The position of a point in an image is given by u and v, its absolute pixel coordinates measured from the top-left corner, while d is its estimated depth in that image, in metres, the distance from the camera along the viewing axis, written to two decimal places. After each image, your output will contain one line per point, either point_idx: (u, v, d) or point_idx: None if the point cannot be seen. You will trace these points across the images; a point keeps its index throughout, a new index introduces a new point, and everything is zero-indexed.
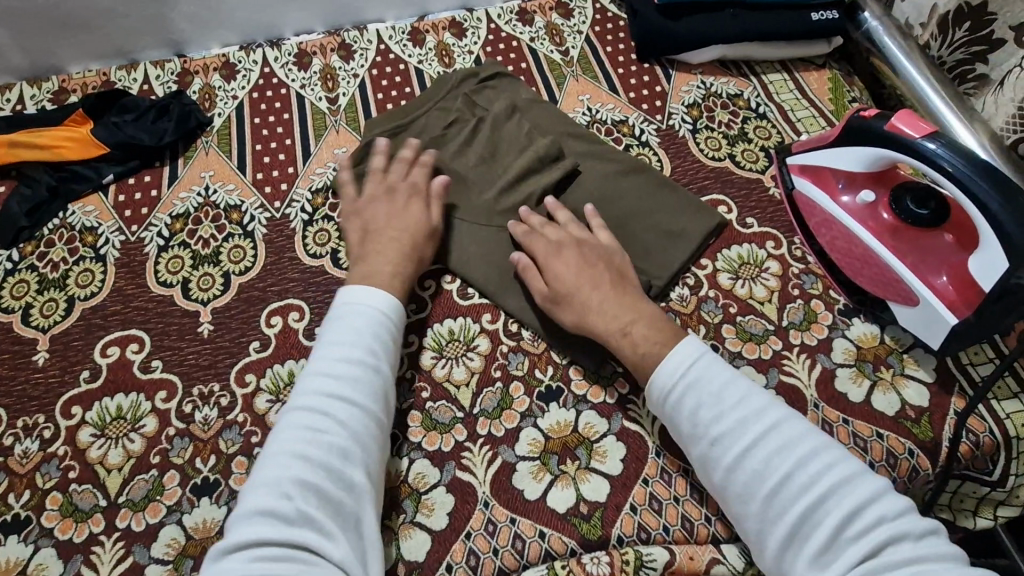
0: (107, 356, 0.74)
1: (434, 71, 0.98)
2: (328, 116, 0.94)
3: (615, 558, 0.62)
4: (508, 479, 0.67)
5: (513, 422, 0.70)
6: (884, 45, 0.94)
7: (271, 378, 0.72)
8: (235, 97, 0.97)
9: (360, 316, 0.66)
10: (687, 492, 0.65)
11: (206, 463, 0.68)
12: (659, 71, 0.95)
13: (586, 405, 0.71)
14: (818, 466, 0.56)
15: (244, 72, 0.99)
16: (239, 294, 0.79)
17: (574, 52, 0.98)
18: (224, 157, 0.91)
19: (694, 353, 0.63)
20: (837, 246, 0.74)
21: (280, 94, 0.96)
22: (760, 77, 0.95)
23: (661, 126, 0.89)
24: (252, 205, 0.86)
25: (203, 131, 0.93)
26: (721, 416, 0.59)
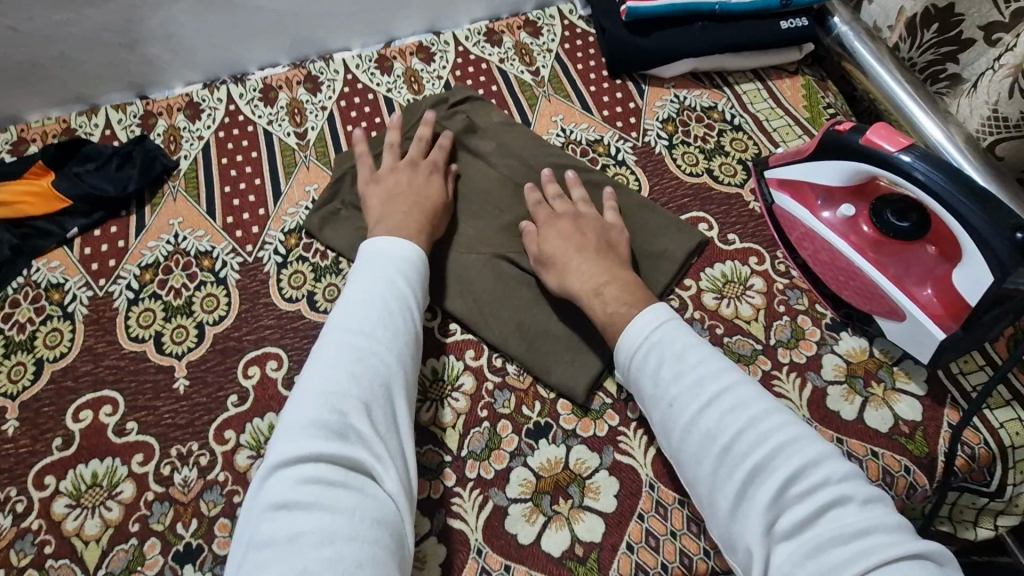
0: (79, 421, 0.72)
1: (403, 98, 0.97)
2: (297, 152, 0.92)
3: None
4: (500, 524, 0.64)
5: (502, 462, 0.68)
6: (854, 50, 0.92)
7: (251, 434, 0.70)
8: (201, 138, 0.95)
9: (391, 267, 0.65)
10: (684, 526, 0.64)
11: (188, 528, 0.65)
12: (631, 87, 0.95)
13: (576, 440, 0.69)
14: (769, 426, 0.54)
15: (208, 110, 0.97)
16: (214, 345, 0.76)
17: (544, 72, 0.98)
18: (193, 202, 0.88)
19: (661, 318, 0.63)
20: (821, 260, 0.74)
21: (247, 132, 0.95)
22: (732, 88, 0.95)
23: (637, 143, 0.90)
24: (223, 250, 0.84)
25: (170, 176, 0.91)
26: (680, 376, 0.59)
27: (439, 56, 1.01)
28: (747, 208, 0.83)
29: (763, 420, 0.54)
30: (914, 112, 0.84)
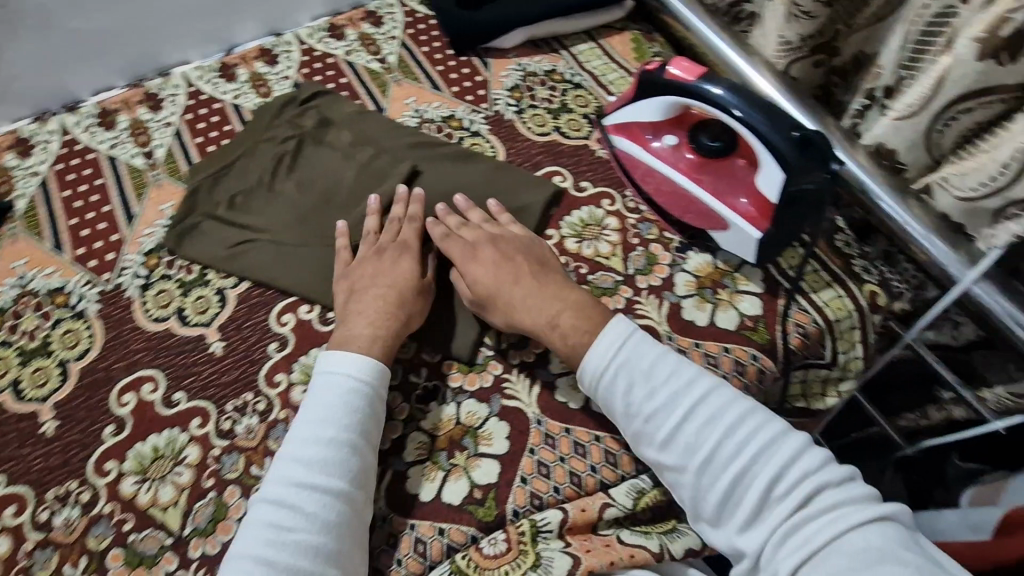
0: None
1: (250, 102, 0.82)
2: (147, 172, 0.76)
3: (512, 535, 0.60)
4: (401, 487, 0.64)
5: (395, 432, 0.66)
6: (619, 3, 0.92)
7: (134, 458, 0.59)
8: (38, 173, 0.76)
9: (333, 387, 0.57)
10: (572, 451, 0.66)
11: (76, 569, 0.54)
12: (476, 62, 0.89)
13: (466, 394, 0.69)
14: (749, 433, 0.51)
15: (41, 143, 0.78)
16: (80, 381, 0.62)
17: (392, 59, 0.88)
18: (41, 241, 0.71)
19: (627, 333, 0.58)
20: (659, 191, 0.77)
21: (87, 160, 0.76)
22: (569, 49, 0.91)
23: (488, 113, 0.84)
24: (79, 281, 0.68)
25: (2, 218, 0.72)
26: (653, 392, 0.55)
27: (284, 56, 0.87)
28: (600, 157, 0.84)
29: (741, 426, 0.52)
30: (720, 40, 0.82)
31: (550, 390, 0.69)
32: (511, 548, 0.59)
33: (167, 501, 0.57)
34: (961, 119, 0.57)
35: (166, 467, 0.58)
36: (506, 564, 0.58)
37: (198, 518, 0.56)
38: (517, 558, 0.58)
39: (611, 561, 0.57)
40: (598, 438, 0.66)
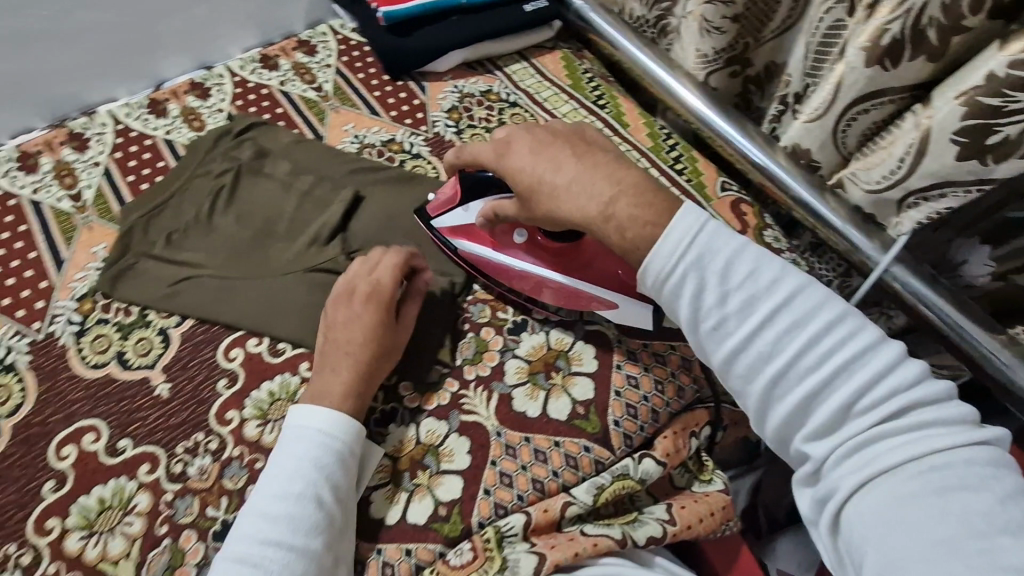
0: (64, 459, 0.63)
1: (299, 90, 0.94)
2: (75, 214, 0.79)
3: (476, 544, 0.57)
4: (366, 513, 0.61)
5: None
6: (594, 22, 0.96)
7: (80, 512, 0.60)
8: (97, 164, 0.84)
9: (305, 441, 0.56)
10: (533, 458, 0.64)
11: None
12: (413, 86, 0.94)
13: (424, 414, 0.67)
14: (830, 339, 0.48)
15: (96, 137, 0.87)
16: (14, 438, 0.63)
17: (327, 87, 0.94)
18: (112, 225, 0.78)
19: (697, 224, 0.52)
20: (518, 284, 0.71)
21: (146, 146, 0.86)
22: (502, 71, 0.97)
23: (428, 135, 0.90)
24: (5, 335, 0.70)
25: (77, 209, 0.80)
26: (726, 296, 0.51)
27: (321, 47, 0.98)
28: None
29: (821, 335, 0.48)
30: (675, 84, 0.88)
31: (510, 399, 0.68)
32: (478, 557, 0.56)
33: (117, 555, 0.58)
34: (860, 120, 0.69)
35: (115, 518, 0.60)
36: (474, 572, 0.55)
37: (154, 567, 0.58)
38: (484, 564, 0.56)
39: (576, 552, 0.55)
40: (559, 443, 0.65)
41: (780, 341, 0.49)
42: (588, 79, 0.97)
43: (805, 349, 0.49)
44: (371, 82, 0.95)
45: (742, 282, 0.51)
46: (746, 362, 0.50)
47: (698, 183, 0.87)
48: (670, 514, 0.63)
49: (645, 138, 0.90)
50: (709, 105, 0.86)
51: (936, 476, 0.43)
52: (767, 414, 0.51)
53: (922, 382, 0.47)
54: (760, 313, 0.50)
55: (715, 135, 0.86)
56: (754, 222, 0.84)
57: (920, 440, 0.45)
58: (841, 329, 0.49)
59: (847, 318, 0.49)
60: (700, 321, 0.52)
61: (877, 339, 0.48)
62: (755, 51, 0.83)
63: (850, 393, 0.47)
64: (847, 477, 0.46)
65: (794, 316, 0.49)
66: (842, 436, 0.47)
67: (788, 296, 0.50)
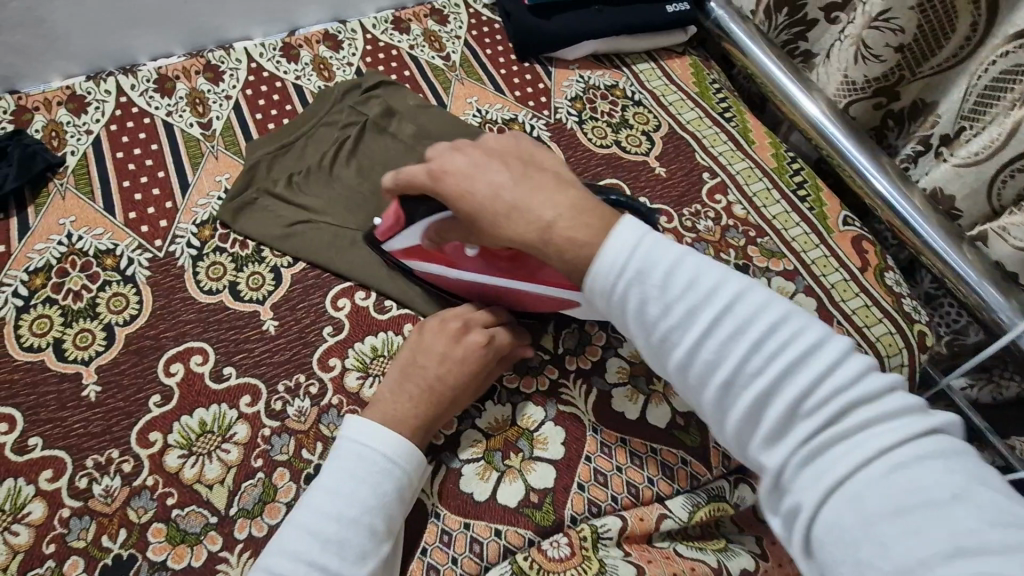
0: (172, 375, 0.63)
1: (427, 56, 0.93)
2: (203, 142, 0.81)
3: (573, 539, 0.57)
4: (456, 485, 0.60)
5: (451, 428, 0.63)
6: (732, 32, 0.92)
7: (180, 431, 0.60)
8: (229, 97, 0.85)
9: (364, 463, 0.52)
10: (629, 461, 0.62)
11: (115, 540, 0.55)
12: (539, 69, 0.93)
13: (521, 396, 0.66)
14: (782, 339, 0.40)
15: (229, 71, 0.88)
16: (127, 346, 0.65)
17: (454, 58, 0.93)
18: (237, 158, 0.80)
19: (634, 238, 0.45)
20: (482, 293, 0.66)
21: (276, 88, 0.87)
22: (630, 68, 0.95)
23: (549, 121, 0.88)
24: (128, 247, 0.71)
25: (205, 137, 0.81)
26: (669, 308, 0.44)
27: (453, 18, 0.98)
28: (690, 150, 0.86)
29: (769, 335, 0.40)
30: (811, 109, 0.84)
31: (609, 397, 0.66)
32: (575, 554, 0.56)
33: (212, 479, 0.58)
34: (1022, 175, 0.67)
35: (213, 442, 0.60)
36: (572, 569, 0.55)
37: (246, 498, 0.58)
38: (582, 563, 0.55)
39: (675, 572, 0.54)
40: (656, 450, 0.63)
41: (725, 348, 0.42)
42: (716, 89, 0.94)
43: (751, 356, 0.41)
44: (498, 59, 0.94)
45: (684, 288, 0.43)
46: (694, 372, 0.43)
47: (821, 213, 0.82)
48: (761, 548, 0.61)
49: (769, 158, 0.86)
50: (845, 134, 0.82)
51: (905, 495, 0.35)
52: (729, 431, 0.43)
53: (888, 389, 0.39)
54: (702, 321, 0.42)
55: (848, 166, 0.82)
56: (875, 261, 0.79)
57: (872, 442, 0.37)
58: (791, 335, 0.40)
59: (798, 319, 0.41)
60: (647, 332, 0.45)
61: (834, 342, 0.40)
62: (906, 86, 0.79)
63: (802, 399, 0.39)
64: (809, 495, 0.37)
65: (738, 320, 0.42)
66: (798, 436, 0.39)
67: (733, 303, 0.42)
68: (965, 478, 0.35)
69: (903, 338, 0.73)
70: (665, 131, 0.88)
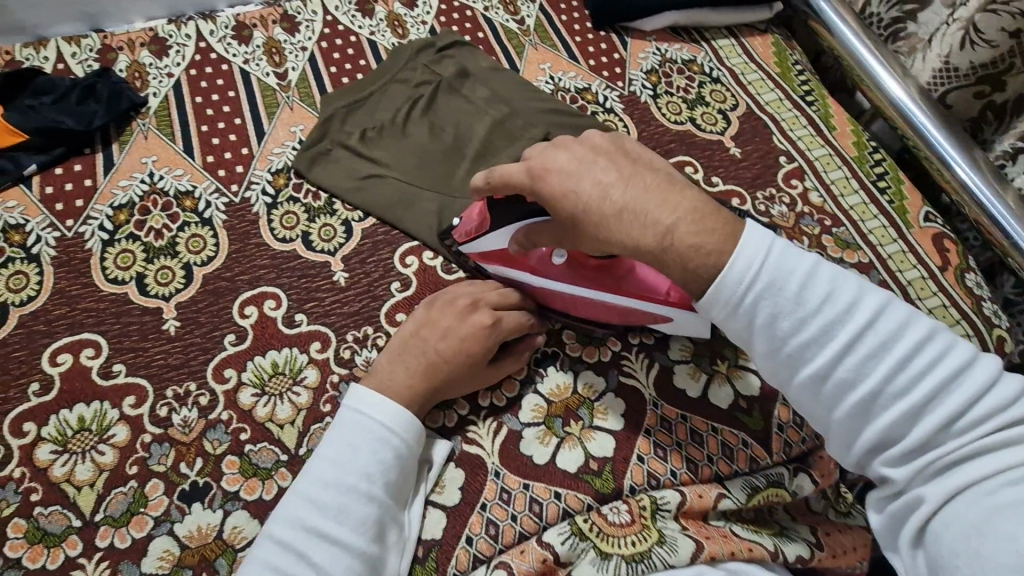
0: (246, 317, 0.65)
1: (502, 19, 0.91)
2: (278, 92, 0.81)
3: (632, 507, 0.57)
4: (516, 447, 0.61)
5: (513, 391, 0.64)
6: (820, 12, 0.89)
7: (253, 371, 0.62)
8: (304, 49, 0.85)
9: (362, 434, 0.53)
10: (688, 438, 0.61)
11: (192, 468, 0.57)
12: (615, 39, 0.90)
13: (582, 366, 0.65)
14: (914, 352, 0.42)
15: (306, 23, 0.87)
16: (204, 286, 0.66)
17: (529, 22, 0.91)
18: (312, 111, 0.80)
19: (766, 247, 0.44)
20: (571, 307, 0.65)
21: (350, 42, 0.87)
22: (709, 43, 0.92)
23: (623, 93, 0.86)
24: (206, 189, 0.73)
25: (281, 88, 0.82)
26: (804, 325, 0.44)
27: None
28: (767, 133, 0.84)
29: (906, 345, 0.42)
30: (905, 101, 0.81)
31: (670, 373, 0.65)
32: (635, 521, 0.56)
33: (284, 419, 0.60)
34: None
35: (285, 384, 0.62)
36: (633, 535, 0.55)
37: (315, 441, 0.59)
38: (642, 531, 0.55)
39: (733, 550, 0.54)
40: (716, 430, 0.62)
41: (863, 366, 0.43)
42: (798, 71, 0.90)
43: (893, 371, 0.42)
44: (574, 26, 0.92)
45: (820, 302, 0.44)
46: (823, 388, 0.44)
47: (900, 207, 0.79)
48: (816, 538, 0.60)
49: (850, 147, 0.83)
50: (936, 128, 0.78)
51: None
52: (838, 435, 0.45)
53: (995, 377, 0.41)
54: (839, 338, 0.43)
55: (936, 161, 0.79)
56: (955, 260, 0.76)
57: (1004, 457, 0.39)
58: (931, 350, 0.42)
59: (931, 329, 0.43)
60: (770, 349, 0.46)
61: (962, 350, 0.42)
62: (1014, 76, 0.76)
63: (947, 415, 0.41)
64: (931, 494, 0.41)
65: (875, 338, 0.43)
66: (933, 455, 0.41)
67: (865, 315, 0.43)
68: None
69: (980, 342, 0.71)
70: (743, 111, 0.85)
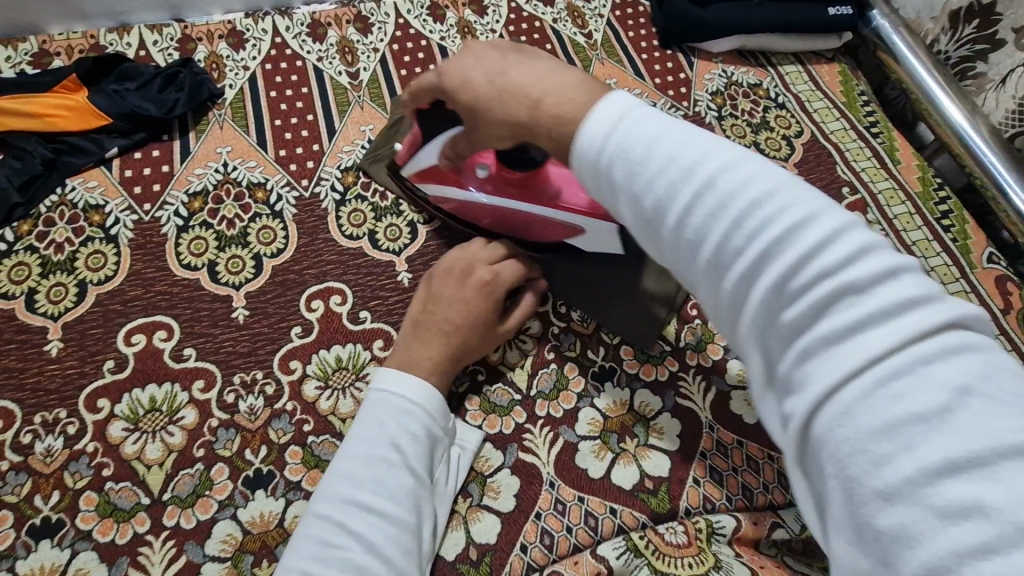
0: (313, 311, 0.66)
1: (570, 32, 0.92)
2: (350, 91, 0.83)
3: (688, 528, 0.57)
4: (571, 459, 0.61)
5: (570, 403, 0.64)
6: (891, 44, 0.89)
7: (318, 364, 0.63)
8: (376, 50, 0.87)
9: (387, 409, 0.54)
10: (744, 464, 0.62)
11: (257, 455, 0.58)
12: (681, 59, 0.91)
13: (639, 384, 0.65)
14: (761, 203, 0.39)
15: (379, 24, 0.89)
16: (273, 277, 0.68)
17: (597, 36, 0.92)
18: (382, 111, 0.82)
19: (621, 112, 0.45)
20: (517, 227, 0.67)
21: (421, 46, 0.88)
22: (775, 68, 0.92)
23: (688, 113, 0.86)
24: (278, 182, 0.74)
25: (353, 87, 0.83)
26: (653, 184, 0.43)
27: None
28: (831, 162, 0.83)
29: (753, 197, 0.39)
30: (973, 137, 0.80)
31: (727, 398, 0.65)
32: (692, 543, 0.56)
33: (346, 414, 0.61)
34: None
35: (348, 379, 0.63)
36: (690, 558, 0.55)
37: None
38: (698, 554, 0.55)
39: None
40: (773, 458, 0.62)
41: (706, 225, 0.41)
42: (863, 102, 0.90)
43: (731, 229, 0.40)
44: (640, 43, 0.92)
45: (666, 165, 0.43)
46: (685, 243, 0.42)
47: (964, 246, 0.78)
48: None
49: (915, 182, 0.83)
50: (1005, 168, 0.78)
51: (890, 399, 0.33)
52: (718, 310, 0.42)
53: (887, 273, 0.35)
54: (687, 201, 0.41)
55: (1004, 203, 0.78)
56: (1019, 304, 0.75)
57: (880, 326, 0.34)
58: (778, 216, 0.38)
59: (793, 197, 0.39)
60: (637, 210, 0.44)
61: (828, 217, 0.38)
62: None
63: (784, 270, 0.37)
64: (801, 405, 0.36)
65: (709, 193, 0.41)
66: (807, 335, 0.36)
67: (706, 173, 0.41)
68: (969, 376, 0.32)
69: None
70: (807, 139, 0.85)
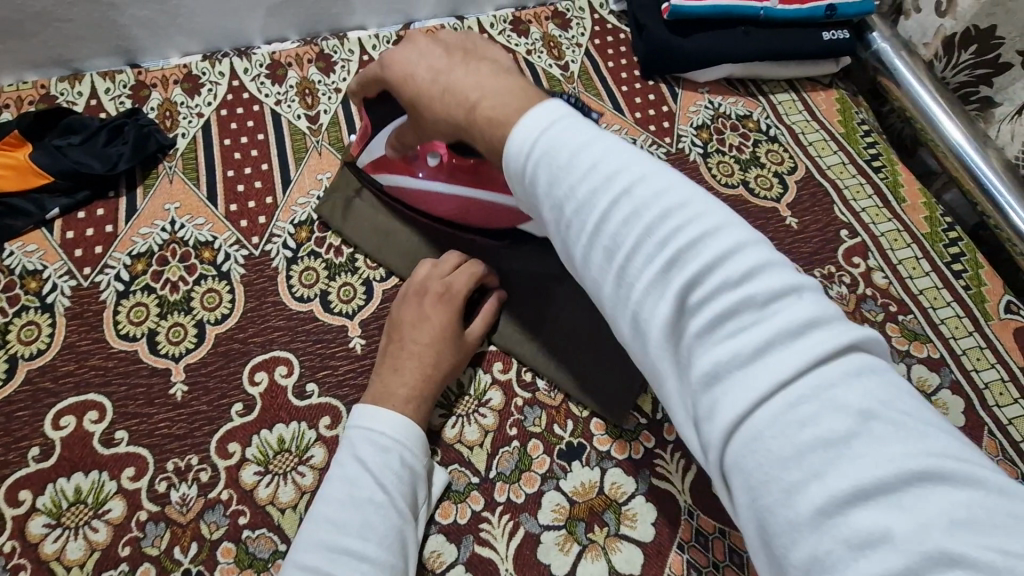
0: (256, 384, 0.61)
1: (544, 64, 0.87)
2: (308, 136, 0.78)
3: None
4: (533, 553, 0.55)
5: (533, 486, 0.58)
6: (894, 68, 0.82)
7: (258, 446, 0.58)
8: (338, 91, 0.82)
9: (369, 448, 0.50)
10: (727, 558, 0.55)
11: (186, 554, 0.54)
12: (664, 90, 0.85)
13: (611, 463, 0.59)
14: (682, 215, 0.35)
15: (341, 63, 0.85)
16: (216, 347, 0.63)
17: (573, 68, 0.87)
18: (340, 157, 0.77)
19: (551, 120, 0.41)
20: (474, 215, 0.65)
21: None
22: (767, 98, 0.85)
23: (670, 150, 0.80)
24: (227, 241, 0.70)
25: (311, 132, 0.79)
26: (571, 188, 0.38)
27: (575, 23, 0.91)
28: (828, 201, 0.76)
29: (675, 208, 0.36)
30: (986, 175, 0.73)
31: (710, 478, 0.58)
32: None
33: (286, 503, 0.56)
34: None
35: (290, 463, 0.58)
36: None
37: None
38: None
39: None
40: None
41: (621, 233, 0.36)
42: (864, 131, 0.83)
43: (655, 249, 0.35)
44: (620, 75, 0.86)
45: (587, 169, 0.38)
46: (596, 254, 0.37)
47: (978, 295, 0.71)
48: None
49: (922, 222, 0.75)
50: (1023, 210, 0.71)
51: (795, 416, 0.29)
52: (626, 324, 0.37)
53: (792, 287, 0.33)
54: (600, 206, 0.37)
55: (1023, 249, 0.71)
56: None
57: (805, 346, 0.31)
58: (695, 229, 0.35)
59: (699, 210, 0.36)
60: (552, 215, 0.40)
61: (735, 234, 0.35)
62: None
63: (691, 286, 0.34)
64: (700, 405, 0.32)
65: (631, 203, 0.36)
66: (724, 354, 0.32)
67: (625, 182, 0.37)
68: (873, 401, 0.29)
69: None
70: (801, 175, 0.78)
